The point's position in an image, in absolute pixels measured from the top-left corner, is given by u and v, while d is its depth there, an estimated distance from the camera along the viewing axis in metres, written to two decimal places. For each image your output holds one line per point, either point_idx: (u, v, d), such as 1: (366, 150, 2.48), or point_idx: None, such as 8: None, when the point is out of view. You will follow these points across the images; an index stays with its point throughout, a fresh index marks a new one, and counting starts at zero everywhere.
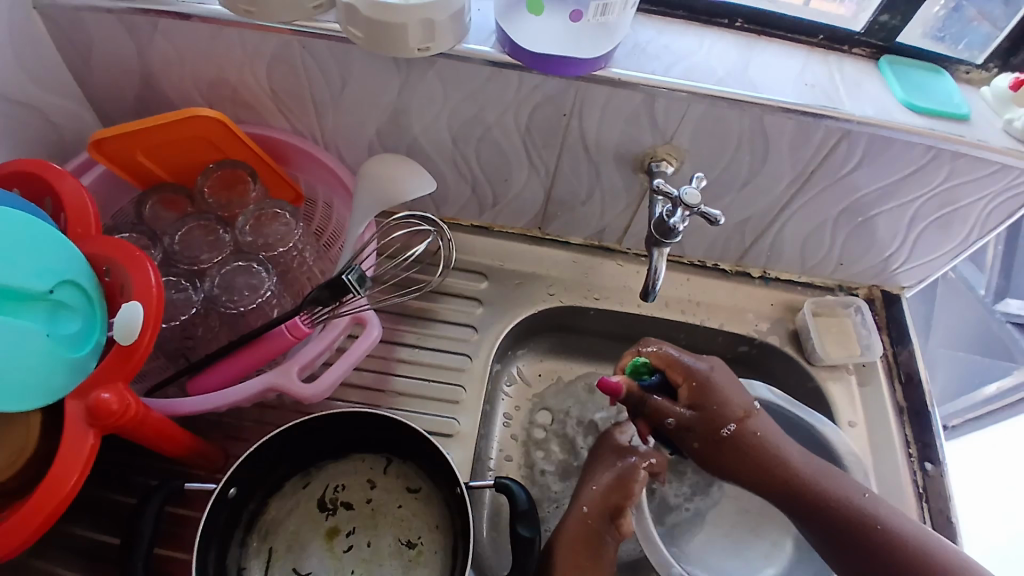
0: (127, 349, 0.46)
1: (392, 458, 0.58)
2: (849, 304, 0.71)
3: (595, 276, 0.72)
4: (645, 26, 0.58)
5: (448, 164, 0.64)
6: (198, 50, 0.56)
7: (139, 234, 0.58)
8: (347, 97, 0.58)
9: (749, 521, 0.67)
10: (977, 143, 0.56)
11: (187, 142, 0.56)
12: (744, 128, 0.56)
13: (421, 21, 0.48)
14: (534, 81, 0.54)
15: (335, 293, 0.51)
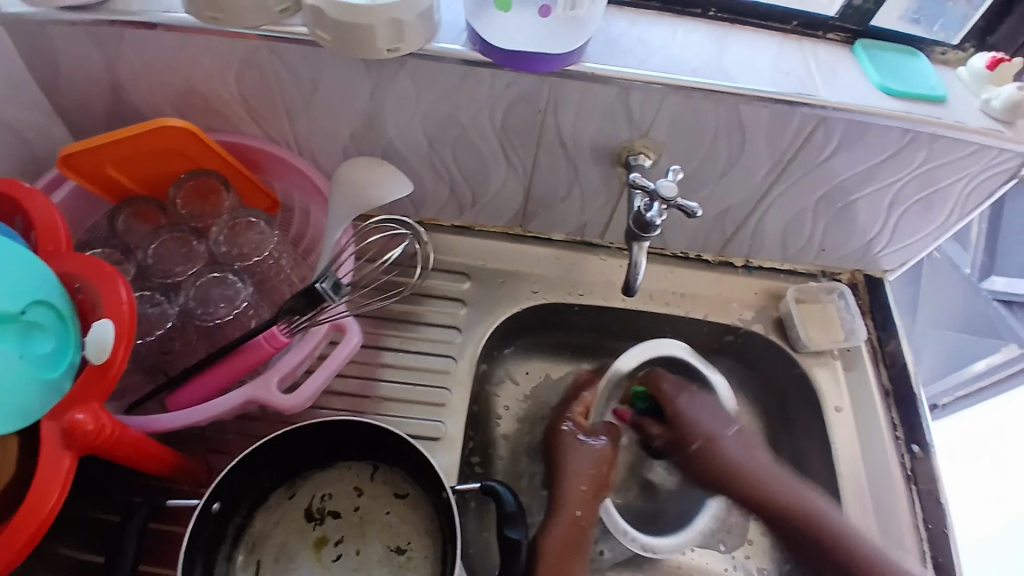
0: (102, 367, 0.45)
1: (377, 465, 0.58)
2: (831, 290, 0.71)
3: (578, 272, 0.72)
4: (617, 18, 0.57)
5: (426, 166, 0.63)
6: (164, 60, 0.54)
7: (112, 249, 0.57)
8: (320, 102, 0.56)
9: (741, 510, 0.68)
10: (954, 124, 0.57)
11: (158, 153, 0.55)
12: (721, 119, 0.55)
13: (388, 20, 0.47)
14: (507, 80, 0.53)
15: (312, 301, 0.51)
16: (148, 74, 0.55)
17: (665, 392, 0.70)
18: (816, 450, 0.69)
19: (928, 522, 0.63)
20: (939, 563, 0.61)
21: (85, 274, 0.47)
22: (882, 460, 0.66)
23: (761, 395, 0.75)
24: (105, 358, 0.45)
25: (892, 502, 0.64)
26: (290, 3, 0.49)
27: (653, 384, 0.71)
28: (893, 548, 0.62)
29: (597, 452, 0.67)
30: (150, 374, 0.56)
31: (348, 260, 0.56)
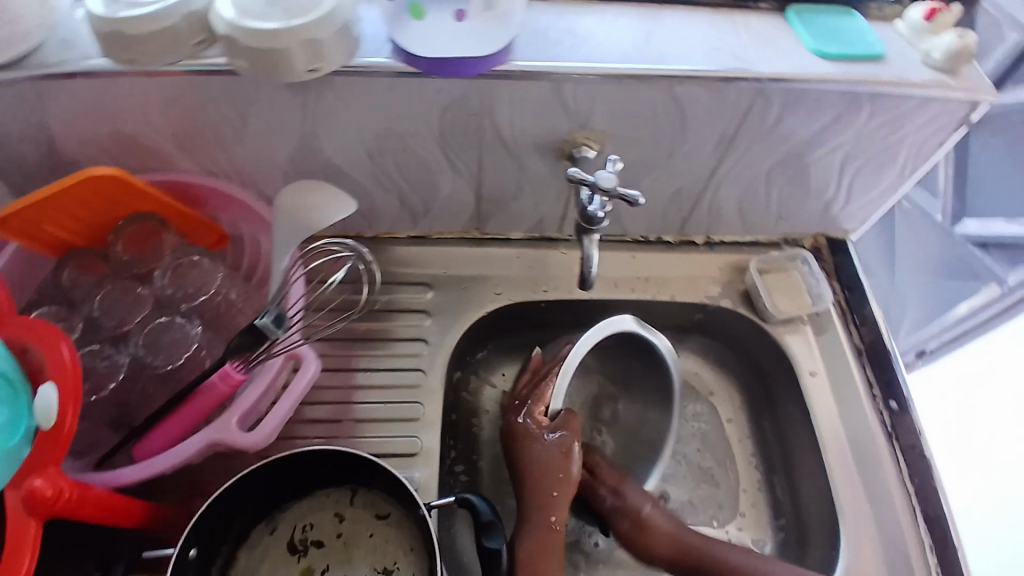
0: (54, 431, 0.45)
1: (356, 489, 0.57)
2: (795, 257, 0.72)
3: (541, 269, 0.72)
4: (543, 11, 0.56)
5: (371, 181, 0.62)
6: (86, 106, 0.53)
7: (58, 306, 0.57)
8: (252, 129, 0.55)
9: None
10: (895, 80, 0.56)
11: (93, 203, 0.54)
12: (658, 101, 0.55)
13: (304, 41, 0.45)
14: (437, 86, 0.52)
15: (259, 339, 0.49)
16: (74, 123, 0.54)
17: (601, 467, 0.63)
18: (797, 417, 0.69)
19: (914, 476, 0.63)
20: (930, 517, 0.61)
21: (27, 339, 0.47)
22: (862, 419, 0.66)
23: (738, 368, 0.75)
24: (56, 420, 0.45)
25: (877, 461, 0.64)
26: (206, 35, 0.48)
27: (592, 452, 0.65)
28: (882, 506, 0.62)
29: (562, 452, 0.61)
30: (115, 426, 0.56)
31: (298, 285, 0.56)
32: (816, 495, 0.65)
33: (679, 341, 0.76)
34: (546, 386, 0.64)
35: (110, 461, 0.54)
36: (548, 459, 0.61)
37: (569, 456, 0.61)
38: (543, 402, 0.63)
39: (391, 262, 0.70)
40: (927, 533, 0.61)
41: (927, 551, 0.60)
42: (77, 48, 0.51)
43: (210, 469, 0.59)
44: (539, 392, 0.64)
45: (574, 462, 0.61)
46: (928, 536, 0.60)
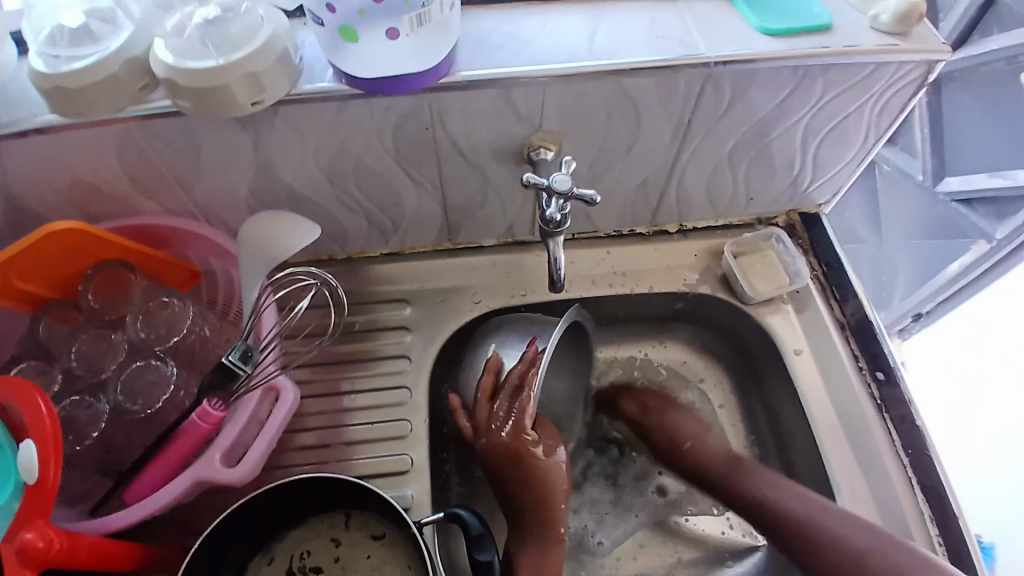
0: (39, 485, 0.44)
1: (350, 511, 0.57)
2: (769, 236, 0.72)
3: (517, 273, 0.72)
4: (484, 18, 0.56)
5: (337, 204, 0.63)
6: (42, 162, 0.53)
7: (37, 360, 0.58)
8: (209, 165, 0.56)
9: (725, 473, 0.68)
10: (844, 50, 0.55)
11: (60, 256, 0.54)
12: (608, 97, 0.55)
13: (244, 75, 0.46)
14: (384, 103, 0.52)
15: (229, 376, 0.51)
16: (32, 177, 0.54)
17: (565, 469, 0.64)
18: (787, 397, 0.69)
19: (907, 446, 0.63)
20: (927, 486, 0.61)
21: (6, 395, 0.47)
22: (850, 395, 0.66)
23: (725, 350, 0.76)
24: (39, 474, 0.45)
25: (869, 436, 0.64)
26: (148, 79, 0.48)
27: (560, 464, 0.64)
28: (879, 480, 0.62)
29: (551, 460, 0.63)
30: (107, 472, 0.56)
31: (270, 313, 0.57)
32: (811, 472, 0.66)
33: (662, 330, 0.77)
34: (525, 396, 0.62)
35: (103, 507, 0.54)
36: (541, 469, 0.62)
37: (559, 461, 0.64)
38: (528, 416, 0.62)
39: (367, 281, 0.71)
40: (925, 502, 0.61)
41: (927, 522, 0.60)
42: (24, 104, 0.51)
43: (206, 505, 0.59)
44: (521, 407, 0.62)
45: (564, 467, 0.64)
46: (926, 505, 0.61)
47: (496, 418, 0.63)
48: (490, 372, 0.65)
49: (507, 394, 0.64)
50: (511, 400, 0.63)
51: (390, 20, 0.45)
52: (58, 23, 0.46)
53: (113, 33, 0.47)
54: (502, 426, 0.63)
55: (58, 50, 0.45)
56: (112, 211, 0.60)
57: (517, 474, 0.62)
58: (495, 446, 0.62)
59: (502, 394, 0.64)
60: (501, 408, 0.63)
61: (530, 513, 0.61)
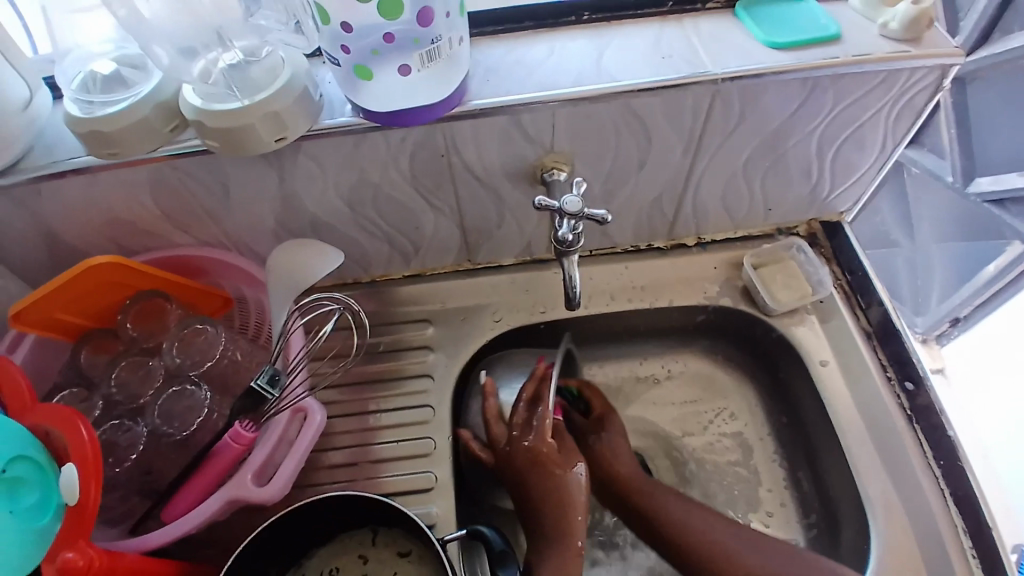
0: (81, 503, 0.47)
1: (377, 528, 0.59)
2: (790, 246, 0.72)
3: (536, 291, 0.73)
4: (493, 48, 0.58)
5: (358, 230, 0.65)
6: (83, 200, 0.57)
7: (78, 387, 0.61)
8: (235, 197, 0.58)
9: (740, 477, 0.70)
10: (854, 59, 0.54)
11: (100, 289, 0.58)
12: (616, 118, 0.56)
13: (267, 114, 0.48)
14: (400, 133, 0.54)
15: (257, 400, 0.54)
16: (73, 214, 0.58)
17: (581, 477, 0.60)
18: (813, 409, 0.68)
19: (940, 458, 0.62)
20: (960, 497, 0.60)
21: (50, 423, 0.50)
22: (878, 404, 0.65)
23: (747, 360, 0.75)
24: (80, 496, 0.47)
25: (898, 444, 0.63)
26: (177, 121, 0.51)
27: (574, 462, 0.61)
28: (909, 492, 0.61)
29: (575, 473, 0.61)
30: (145, 495, 0.59)
31: (298, 337, 0.59)
32: (839, 483, 0.65)
33: (685, 343, 0.77)
34: (542, 410, 0.63)
35: (143, 527, 0.57)
36: (562, 477, 0.60)
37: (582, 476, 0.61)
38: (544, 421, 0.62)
39: (391, 303, 0.73)
40: (958, 514, 0.60)
41: (960, 535, 0.59)
42: (62, 148, 0.54)
43: (240, 524, 0.61)
44: (539, 425, 0.62)
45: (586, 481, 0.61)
46: (960, 517, 0.60)
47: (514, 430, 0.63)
48: (492, 396, 0.65)
49: (524, 409, 0.64)
50: (528, 416, 0.63)
51: (402, 58, 0.47)
52: (92, 71, 0.50)
53: (144, 79, 0.50)
54: (523, 437, 0.62)
55: (92, 96, 0.49)
56: (149, 243, 0.63)
57: (542, 485, 0.60)
58: (516, 452, 0.61)
59: (519, 409, 0.64)
60: (519, 421, 0.63)
61: (551, 522, 0.58)
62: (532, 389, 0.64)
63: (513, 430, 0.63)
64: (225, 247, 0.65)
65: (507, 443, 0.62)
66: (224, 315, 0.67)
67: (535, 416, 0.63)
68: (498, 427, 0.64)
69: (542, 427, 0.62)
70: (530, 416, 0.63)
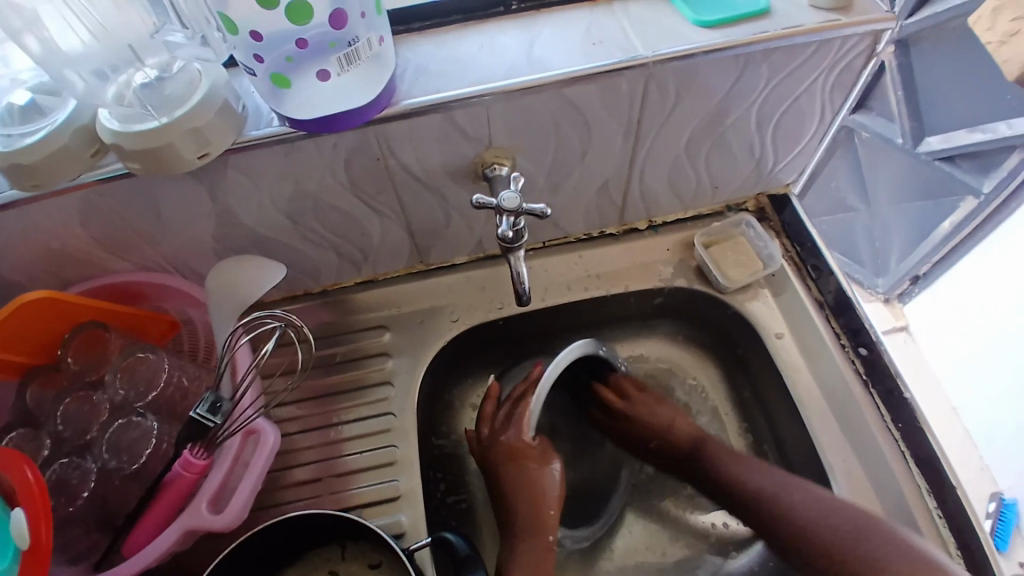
0: (32, 549, 0.45)
1: (345, 543, 0.59)
2: (739, 222, 0.73)
3: (492, 287, 0.72)
4: (421, 44, 0.56)
5: (301, 241, 0.63)
6: (10, 235, 0.54)
7: (25, 427, 0.59)
8: (170, 219, 0.57)
9: None
10: (784, 32, 0.54)
11: (37, 326, 0.56)
12: (553, 109, 0.55)
13: (185, 132, 0.46)
14: (331, 141, 0.52)
15: (202, 427, 0.53)
16: (5, 251, 0.56)
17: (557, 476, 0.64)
18: (774, 385, 0.69)
19: (898, 421, 0.63)
20: (921, 458, 0.61)
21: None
22: (834, 372, 0.66)
23: (708, 340, 0.76)
24: (31, 539, 0.46)
25: (856, 410, 0.64)
26: (100, 144, 0.49)
27: (545, 458, 0.65)
28: (872, 459, 0.63)
29: (544, 473, 0.64)
30: (106, 529, 0.58)
31: (245, 354, 0.58)
32: (804, 455, 0.66)
33: (646, 327, 0.77)
34: (522, 410, 0.65)
35: (108, 561, 0.55)
36: (534, 474, 0.63)
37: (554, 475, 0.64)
38: (523, 427, 0.65)
39: (347, 311, 0.72)
40: (921, 476, 0.61)
41: (924, 495, 0.60)
42: None
43: (206, 550, 0.60)
44: (518, 421, 0.65)
45: (557, 482, 0.64)
46: (921, 478, 0.61)
47: (498, 424, 0.66)
48: (490, 398, 0.68)
49: (510, 406, 0.67)
50: (509, 412, 0.66)
51: (321, 63, 0.45)
52: (8, 103, 0.47)
53: (61, 106, 0.47)
54: (503, 431, 0.65)
55: (11, 129, 0.46)
56: (87, 272, 0.61)
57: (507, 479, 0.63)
58: (495, 446, 0.65)
59: (504, 406, 0.67)
60: (502, 416, 0.66)
61: (524, 516, 0.61)
62: (521, 390, 0.67)
63: (496, 425, 0.66)
64: (168, 269, 0.63)
65: (490, 436, 0.66)
66: (172, 339, 0.65)
67: (516, 414, 0.66)
68: (484, 423, 0.67)
69: (519, 425, 0.65)
70: (512, 412, 0.66)
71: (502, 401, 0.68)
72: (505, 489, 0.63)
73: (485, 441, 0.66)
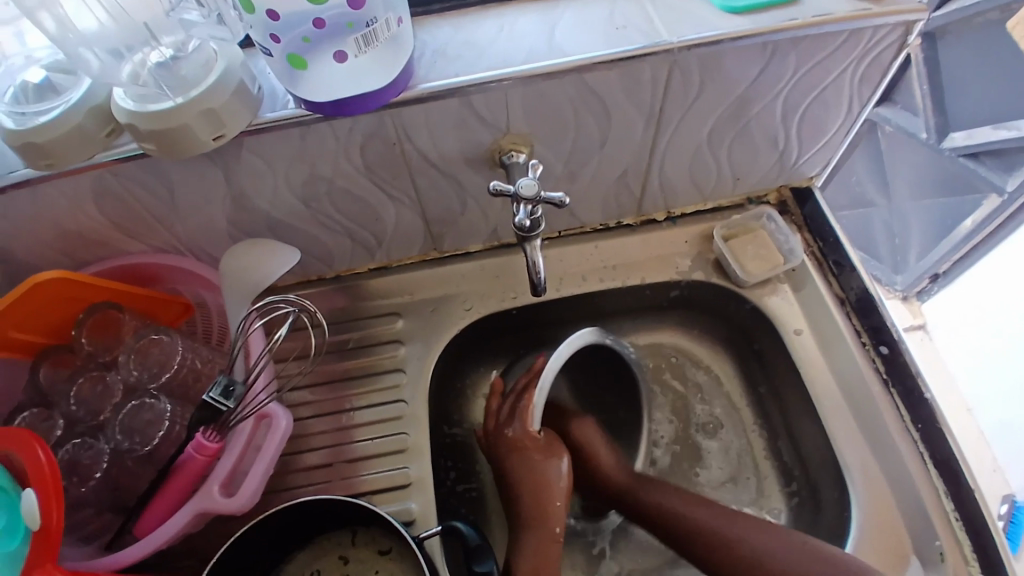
0: (44, 527, 0.45)
1: (355, 528, 0.59)
2: (759, 215, 0.71)
3: (506, 276, 0.72)
4: (440, 27, 0.55)
5: (315, 225, 0.63)
6: (25, 215, 0.54)
7: (39, 407, 0.59)
8: (184, 201, 0.56)
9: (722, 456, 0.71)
10: (814, 19, 0.52)
11: (53, 306, 0.56)
12: (572, 95, 0.54)
13: (200, 113, 0.46)
14: (346, 124, 0.51)
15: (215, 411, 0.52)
16: (21, 230, 0.56)
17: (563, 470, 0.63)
18: (791, 382, 0.68)
19: (917, 421, 0.62)
20: (939, 460, 0.60)
21: (9, 447, 0.48)
22: (853, 369, 0.65)
23: (724, 333, 0.74)
24: (42, 519, 0.46)
25: (874, 409, 0.63)
26: (114, 124, 0.49)
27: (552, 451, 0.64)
28: (889, 459, 0.61)
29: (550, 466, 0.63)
30: (119, 510, 0.58)
31: (258, 338, 0.57)
32: (819, 453, 0.65)
33: (662, 320, 0.76)
34: (525, 403, 0.65)
35: (119, 542, 0.55)
36: (540, 465, 0.63)
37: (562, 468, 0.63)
38: (526, 419, 0.64)
39: (360, 298, 0.71)
40: (939, 478, 0.60)
41: (941, 498, 0.59)
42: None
43: (216, 533, 0.60)
44: (521, 414, 0.65)
45: (565, 476, 0.63)
46: (939, 480, 0.59)
47: (502, 418, 0.66)
48: (496, 394, 0.68)
49: (514, 399, 0.66)
50: (513, 406, 0.66)
51: (336, 44, 0.44)
52: (23, 82, 0.47)
53: (76, 84, 0.47)
54: (508, 424, 0.65)
55: (26, 107, 0.46)
56: (101, 253, 0.61)
57: (519, 469, 0.63)
58: (499, 439, 0.65)
59: (510, 399, 0.66)
60: (506, 409, 0.66)
61: (527, 507, 0.61)
62: (524, 382, 0.66)
63: (500, 419, 0.66)
64: (181, 252, 0.63)
65: (495, 430, 0.66)
66: (186, 322, 0.65)
67: (519, 407, 0.65)
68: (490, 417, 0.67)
69: (524, 417, 0.65)
70: (516, 406, 0.66)
71: (507, 395, 0.68)
72: (514, 480, 0.63)
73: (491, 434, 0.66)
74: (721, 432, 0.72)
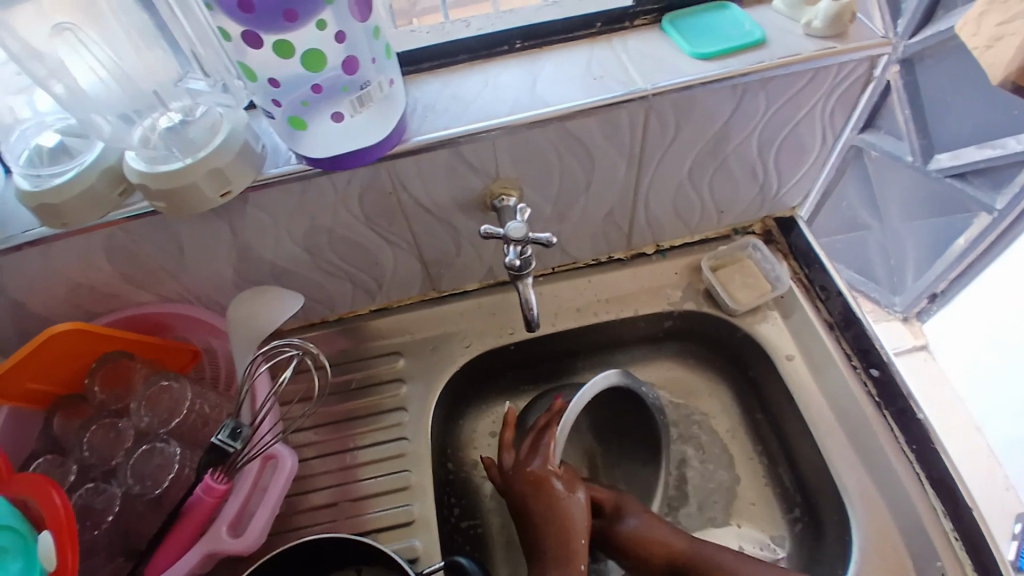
0: (59, 571, 0.47)
1: (361, 568, 0.60)
2: (745, 245, 0.74)
3: (502, 313, 0.74)
4: (430, 84, 0.59)
5: (318, 271, 0.66)
6: (42, 271, 0.57)
7: (52, 455, 0.61)
8: (193, 253, 0.59)
9: (719, 481, 0.71)
10: (780, 62, 0.56)
11: (65, 357, 0.58)
12: (556, 141, 0.57)
13: (208, 172, 0.49)
14: (345, 176, 0.55)
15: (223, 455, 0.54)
16: (38, 285, 0.59)
17: (580, 497, 0.63)
18: (785, 408, 0.69)
19: (912, 441, 0.63)
20: (936, 479, 0.61)
21: (27, 492, 0.50)
22: (845, 393, 0.67)
23: (719, 361, 0.76)
24: (58, 564, 0.47)
25: (868, 430, 0.64)
26: (126, 184, 0.52)
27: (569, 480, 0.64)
28: (886, 479, 0.63)
29: (567, 502, 0.62)
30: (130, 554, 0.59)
31: (264, 382, 0.60)
32: (818, 476, 0.66)
33: (656, 351, 0.78)
34: (548, 440, 0.65)
35: None
36: (560, 500, 0.62)
37: (576, 503, 0.62)
38: (549, 457, 0.64)
39: (365, 339, 0.73)
40: (935, 496, 0.61)
41: (939, 515, 0.60)
42: (16, 222, 0.55)
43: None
44: (544, 451, 0.64)
45: (582, 511, 0.62)
46: (937, 499, 0.61)
47: (518, 455, 0.66)
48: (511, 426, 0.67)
49: (533, 436, 0.66)
50: (534, 442, 0.66)
51: (333, 105, 0.48)
52: (37, 145, 0.50)
53: (89, 148, 0.50)
54: (529, 460, 0.65)
55: (41, 170, 0.49)
56: (112, 304, 0.64)
57: (537, 503, 0.62)
58: (520, 474, 0.64)
59: (529, 436, 0.66)
60: (527, 446, 0.66)
61: (551, 545, 0.60)
62: (545, 420, 0.67)
63: (521, 454, 0.66)
64: (190, 300, 0.66)
65: (515, 466, 0.65)
66: (194, 368, 0.68)
67: (542, 443, 0.65)
68: (507, 452, 0.67)
69: (546, 454, 0.64)
70: (536, 443, 0.66)
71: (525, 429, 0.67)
72: (532, 517, 0.62)
73: (509, 474, 0.65)
74: (697, 455, 0.73)
